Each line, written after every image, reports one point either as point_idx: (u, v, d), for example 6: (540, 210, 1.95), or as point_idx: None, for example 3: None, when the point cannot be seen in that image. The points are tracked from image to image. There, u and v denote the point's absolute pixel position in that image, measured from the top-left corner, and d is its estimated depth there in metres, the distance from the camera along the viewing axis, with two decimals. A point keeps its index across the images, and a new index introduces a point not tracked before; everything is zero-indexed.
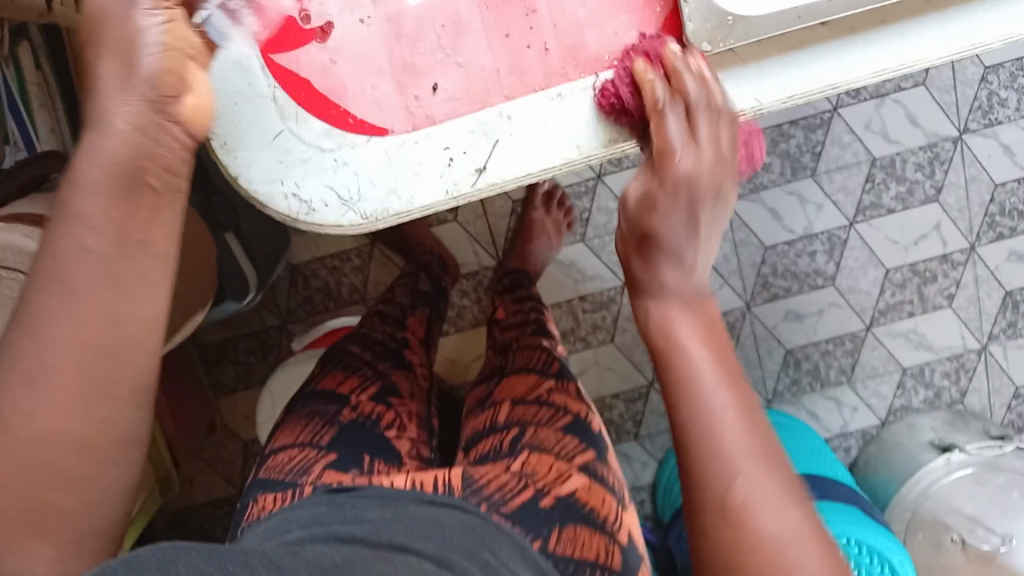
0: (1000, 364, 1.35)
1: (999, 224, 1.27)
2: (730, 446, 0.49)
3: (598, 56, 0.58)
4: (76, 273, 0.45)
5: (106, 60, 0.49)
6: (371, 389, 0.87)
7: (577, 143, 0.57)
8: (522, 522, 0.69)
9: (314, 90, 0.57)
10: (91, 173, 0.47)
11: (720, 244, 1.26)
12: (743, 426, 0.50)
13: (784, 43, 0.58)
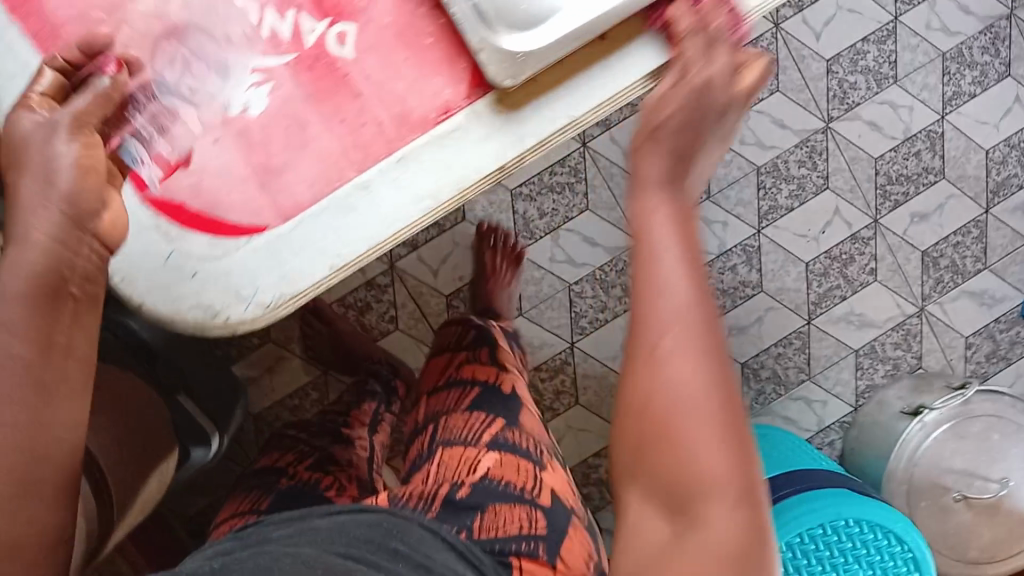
0: (944, 321, 1.40)
1: (892, 193, 1.35)
2: (680, 383, 0.46)
3: (424, 115, 0.58)
4: None
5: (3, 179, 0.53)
6: (308, 459, 1.03)
7: (427, 196, 0.58)
8: (447, 519, 0.86)
9: (193, 211, 0.59)
10: None
11: None
12: (686, 358, 0.46)
13: (589, 54, 0.60)
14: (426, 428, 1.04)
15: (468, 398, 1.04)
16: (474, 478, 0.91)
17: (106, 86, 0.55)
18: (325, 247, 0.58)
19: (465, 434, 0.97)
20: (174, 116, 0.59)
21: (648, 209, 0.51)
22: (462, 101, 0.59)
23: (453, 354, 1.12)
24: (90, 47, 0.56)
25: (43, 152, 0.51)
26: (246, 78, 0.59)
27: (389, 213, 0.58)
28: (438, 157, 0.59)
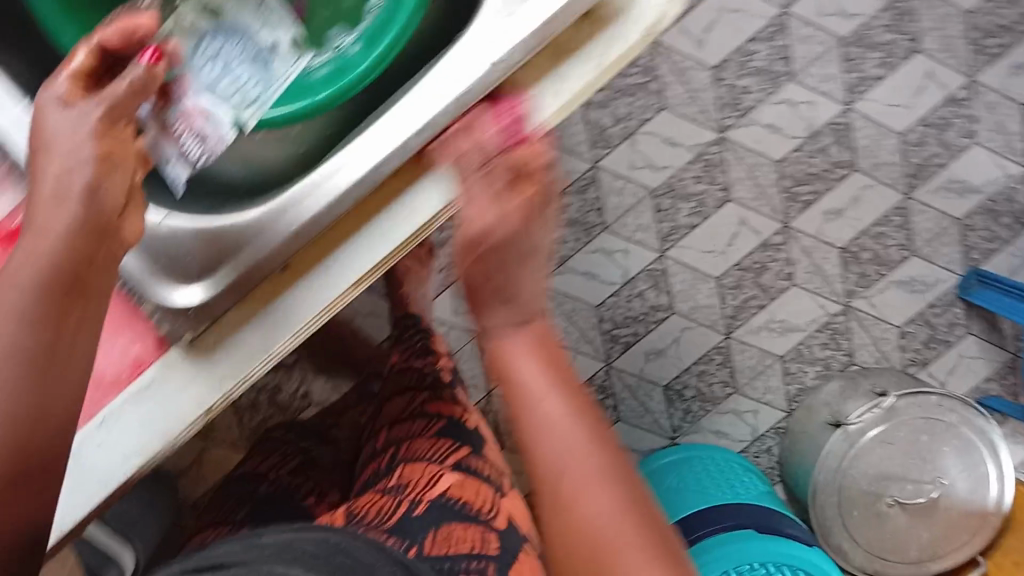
0: (874, 314, 1.34)
1: (800, 194, 1.29)
2: (574, 478, 0.56)
3: (111, 375, 0.57)
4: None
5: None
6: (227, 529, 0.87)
7: (128, 455, 0.57)
8: (398, 533, 0.69)
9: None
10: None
11: (554, 321, 1.28)
12: (553, 440, 0.58)
13: (279, 284, 0.60)
14: (381, 454, 0.81)
15: (431, 428, 0.83)
16: (431, 490, 0.74)
17: (143, 74, 0.53)
18: None
19: (428, 455, 0.79)
20: (207, 115, 0.61)
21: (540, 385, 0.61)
22: (153, 353, 0.58)
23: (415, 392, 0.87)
24: (138, 30, 0.54)
25: (65, 136, 0.51)
26: None
27: (100, 472, 0.56)
28: (133, 412, 0.58)
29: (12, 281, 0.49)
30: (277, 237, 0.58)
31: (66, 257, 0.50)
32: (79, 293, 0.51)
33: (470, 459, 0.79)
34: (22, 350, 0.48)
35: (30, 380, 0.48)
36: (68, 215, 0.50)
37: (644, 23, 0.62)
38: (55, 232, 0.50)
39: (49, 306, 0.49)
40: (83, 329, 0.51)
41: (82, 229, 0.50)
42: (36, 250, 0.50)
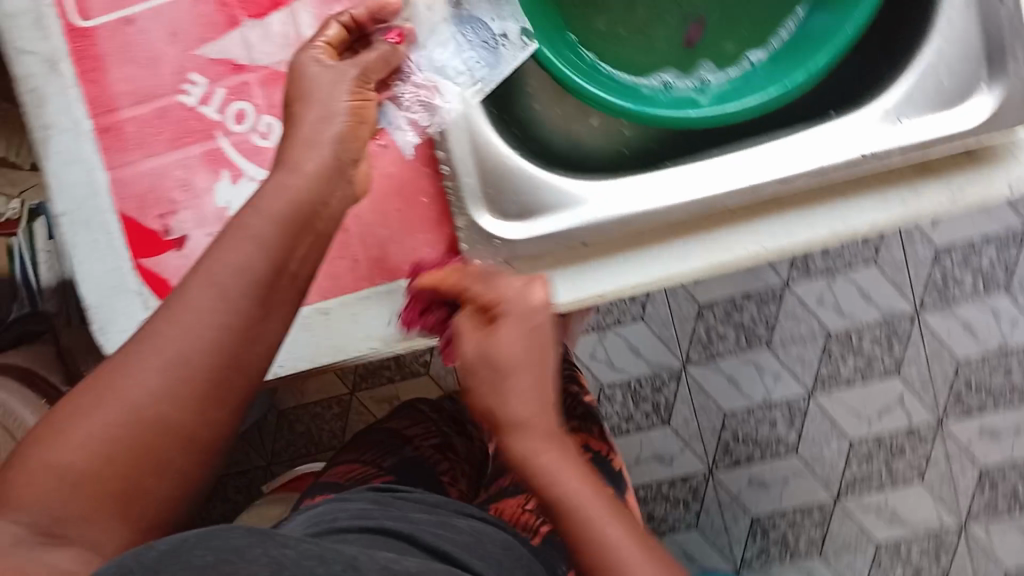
0: (985, 544, 1.29)
1: (966, 400, 1.26)
2: (608, 538, 0.55)
3: (396, 265, 0.59)
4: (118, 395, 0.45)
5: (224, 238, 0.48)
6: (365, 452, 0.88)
7: (372, 339, 0.59)
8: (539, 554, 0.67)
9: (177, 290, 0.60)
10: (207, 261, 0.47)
11: (680, 407, 1.29)
12: (586, 495, 0.56)
13: (560, 261, 0.58)
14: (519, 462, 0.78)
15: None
16: None
17: (387, 51, 0.55)
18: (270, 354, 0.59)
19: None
20: (435, 93, 0.58)
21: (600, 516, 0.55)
22: (437, 263, 0.59)
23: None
24: (385, 9, 0.56)
25: (325, 93, 0.52)
26: (254, 186, 0.60)
27: (345, 342, 0.59)
28: (396, 307, 0.59)
29: (239, 221, 0.49)
30: (593, 218, 0.57)
31: (299, 202, 0.49)
32: (301, 233, 0.49)
33: (614, 496, 0.76)
34: (237, 277, 0.47)
35: (235, 304, 0.46)
36: (313, 163, 0.51)
37: (1019, 183, 0.56)
38: (290, 180, 0.50)
39: (267, 243, 0.48)
40: (301, 272, 0.50)
41: (317, 176, 0.50)
42: (266, 195, 0.49)
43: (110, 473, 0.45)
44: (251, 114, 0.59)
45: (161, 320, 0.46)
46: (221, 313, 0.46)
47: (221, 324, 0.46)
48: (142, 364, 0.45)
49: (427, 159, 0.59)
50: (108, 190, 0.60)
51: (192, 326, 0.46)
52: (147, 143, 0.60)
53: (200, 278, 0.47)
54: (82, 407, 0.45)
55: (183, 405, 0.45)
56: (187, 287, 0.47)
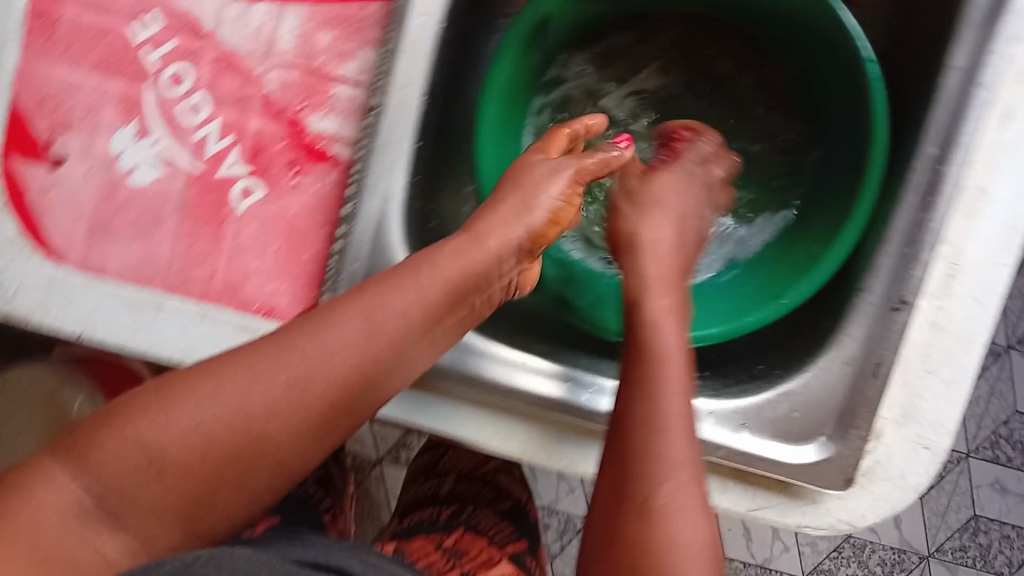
0: None
1: None
2: (670, 458, 0.46)
3: (248, 300, 0.57)
4: (240, 401, 0.43)
5: (409, 277, 0.48)
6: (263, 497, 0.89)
7: (190, 354, 0.58)
8: None
9: (22, 201, 0.57)
10: (388, 298, 0.47)
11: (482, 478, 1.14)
12: (674, 360, 0.49)
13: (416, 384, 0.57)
14: (447, 503, 0.94)
15: (498, 503, 0.96)
16: (488, 566, 0.84)
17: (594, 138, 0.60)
18: (90, 316, 0.57)
19: (488, 531, 0.91)
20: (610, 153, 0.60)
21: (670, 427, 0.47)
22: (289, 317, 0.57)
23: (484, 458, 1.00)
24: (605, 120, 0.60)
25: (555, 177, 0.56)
26: (154, 148, 0.57)
27: (160, 341, 0.57)
28: (227, 337, 0.57)
29: (399, 278, 0.48)
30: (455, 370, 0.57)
31: (468, 277, 0.50)
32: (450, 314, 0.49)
33: (523, 551, 0.90)
34: (386, 330, 0.47)
35: (371, 349, 0.46)
36: (476, 253, 0.50)
37: (803, 523, 0.58)
38: (469, 254, 0.50)
39: (419, 309, 0.48)
40: (435, 345, 0.49)
41: (483, 265, 0.50)
42: (426, 261, 0.49)
43: (186, 477, 0.42)
44: (188, 83, 0.56)
45: (288, 341, 0.45)
46: (355, 359, 0.46)
47: (344, 368, 0.45)
48: (272, 378, 0.44)
49: (326, 218, 0.57)
50: (10, 77, 0.57)
51: (335, 342, 0.45)
52: (73, 53, 0.56)
53: (346, 317, 0.46)
54: (189, 389, 0.43)
55: (285, 434, 0.44)
56: (326, 326, 0.46)
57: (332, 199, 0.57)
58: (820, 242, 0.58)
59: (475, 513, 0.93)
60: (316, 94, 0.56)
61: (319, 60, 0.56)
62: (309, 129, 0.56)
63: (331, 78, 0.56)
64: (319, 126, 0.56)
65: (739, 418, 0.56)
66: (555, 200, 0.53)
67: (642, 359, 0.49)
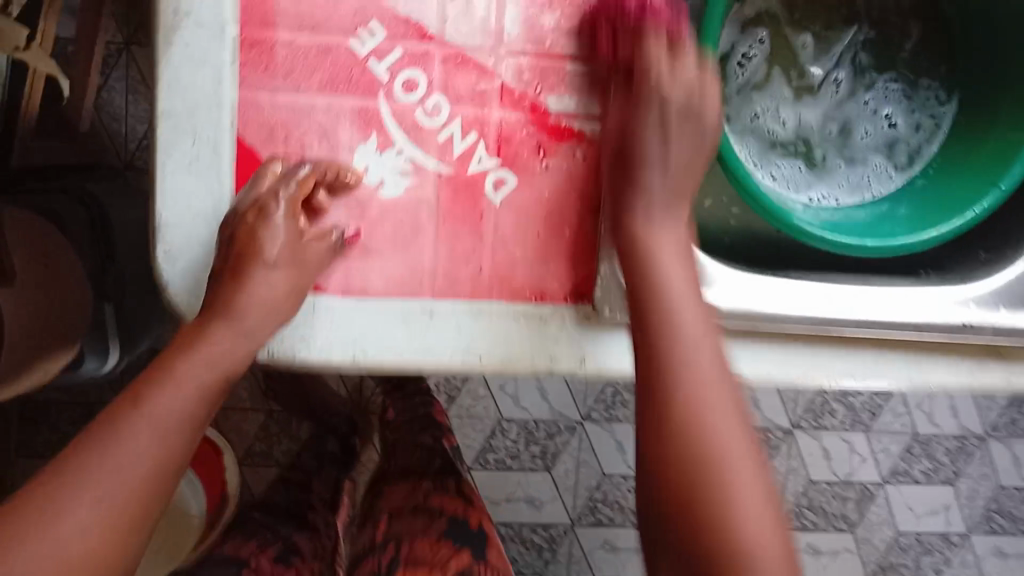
0: None
1: (805, 516, 1.31)
2: (721, 438, 0.46)
3: (519, 289, 0.57)
4: (53, 540, 0.44)
5: (162, 388, 0.49)
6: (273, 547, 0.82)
7: (474, 353, 0.57)
8: None
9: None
10: (158, 405, 0.48)
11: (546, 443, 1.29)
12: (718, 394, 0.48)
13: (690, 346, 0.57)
14: (383, 547, 0.81)
15: (435, 526, 0.81)
16: None
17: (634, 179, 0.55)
18: (361, 339, 0.56)
19: (426, 560, 0.77)
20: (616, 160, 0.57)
21: (715, 408, 0.47)
22: (560, 297, 0.58)
23: (419, 477, 0.90)
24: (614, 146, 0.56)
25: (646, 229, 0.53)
26: (399, 158, 0.55)
27: (437, 347, 0.57)
28: (504, 326, 0.58)
29: (133, 407, 0.48)
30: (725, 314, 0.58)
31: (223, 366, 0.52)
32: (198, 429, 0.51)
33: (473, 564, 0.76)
34: (141, 468, 0.47)
35: (161, 458, 0.48)
36: (224, 358, 0.52)
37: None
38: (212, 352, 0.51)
39: (176, 436, 0.49)
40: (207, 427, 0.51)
41: (252, 340, 0.52)
42: (159, 397, 0.49)
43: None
44: (423, 87, 0.55)
45: (56, 506, 0.45)
46: (125, 509, 0.46)
47: (145, 474, 0.47)
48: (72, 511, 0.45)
49: (580, 192, 0.57)
50: (234, 110, 0.54)
51: (124, 460, 0.46)
52: (296, 77, 0.54)
53: (115, 456, 0.46)
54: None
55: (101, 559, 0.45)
56: (103, 450, 0.46)
57: (582, 175, 0.57)
58: (1016, 128, 0.63)
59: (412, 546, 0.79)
60: (551, 76, 0.56)
61: (549, 42, 0.56)
62: (550, 110, 0.56)
63: (562, 56, 0.56)
64: (559, 105, 0.56)
65: (994, 299, 0.60)
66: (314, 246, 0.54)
67: (653, 353, 0.49)
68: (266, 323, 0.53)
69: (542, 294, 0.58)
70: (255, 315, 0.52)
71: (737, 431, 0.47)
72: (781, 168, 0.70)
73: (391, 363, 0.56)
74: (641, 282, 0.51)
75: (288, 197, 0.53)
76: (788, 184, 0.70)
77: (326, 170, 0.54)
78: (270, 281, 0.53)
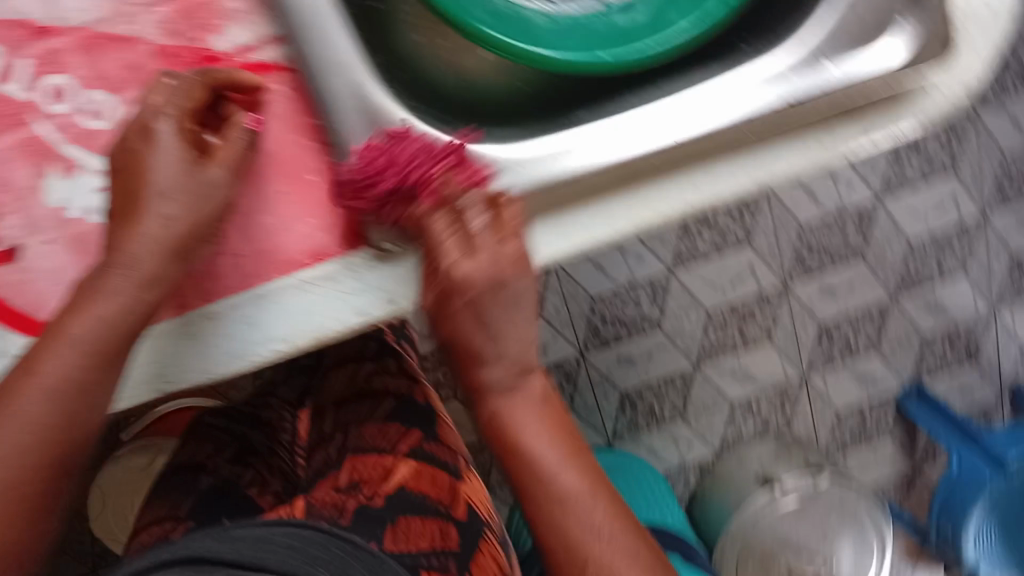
0: (824, 394, 1.37)
1: (807, 262, 1.29)
2: (570, 507, 0.62)
3: (290, 257, 0.51)
4: None
5: (57, 358, 0.46)
6: (227, 452, 0.79)
7: (274, 340, 0.51)
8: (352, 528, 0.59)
9: (16, 313, 0.48)
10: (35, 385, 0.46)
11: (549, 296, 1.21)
12: (579, 479, 0.62)
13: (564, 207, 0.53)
14: (333, 437, 0.74)
15: (380, 409, 0.73)
16: (387, 482, 0.65)
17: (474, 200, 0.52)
18: (157, 370, 0.52)
19: (379, 445, 0.69)
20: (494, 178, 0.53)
21: (575, 489, 0.62)
22: (338, 249, 0.52)
23: (359, 363, 0.79)
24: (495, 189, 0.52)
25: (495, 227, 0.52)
26: (92, 177, 0.49)
27: (235, 349, 0.51)
28: (294, 299, 0.51)
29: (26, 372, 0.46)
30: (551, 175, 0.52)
31: (105, 340, 0.47)
32: (99, 390, 0.48)
33: (426, 443, 0.69)
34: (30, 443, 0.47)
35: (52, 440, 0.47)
36: (108, 331, 0.46)
37: (928, 116, 0.56)
38: (91, 314, 0.46)
39: (61, 419, 0.47)
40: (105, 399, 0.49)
41: (129, 310, 0.47)
42: (47, 362, 0.46)
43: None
44: (74, 90, 0.49)
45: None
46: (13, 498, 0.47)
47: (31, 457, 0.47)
48: None
49: (306, 128, 0.52)
50: None
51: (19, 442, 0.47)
52: None
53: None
54: None
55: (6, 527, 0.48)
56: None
57: (299, 109, 0.52)
58: None
59: (359, 431, 0.72)
60: (204, 15, 0.50)
61: None
62: (222, 54, 0.50)
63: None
64: (231, 42, 0.51)
65: (817, 57, 0.54)
66: (174, 182, 0.47)
67: (513, 455, 0.62)
68: (164, 267, 0.47)
69: (318, 254, 0.52)
70: (143, 261, 0.47)
71: (579, 470, 0.63)
72: None
73: (195, 382, 0.52)
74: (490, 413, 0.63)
75: (170, 112, 0.47)
76: None
77: (227, 79, 0.49)
78: (149, 236, 0.47)
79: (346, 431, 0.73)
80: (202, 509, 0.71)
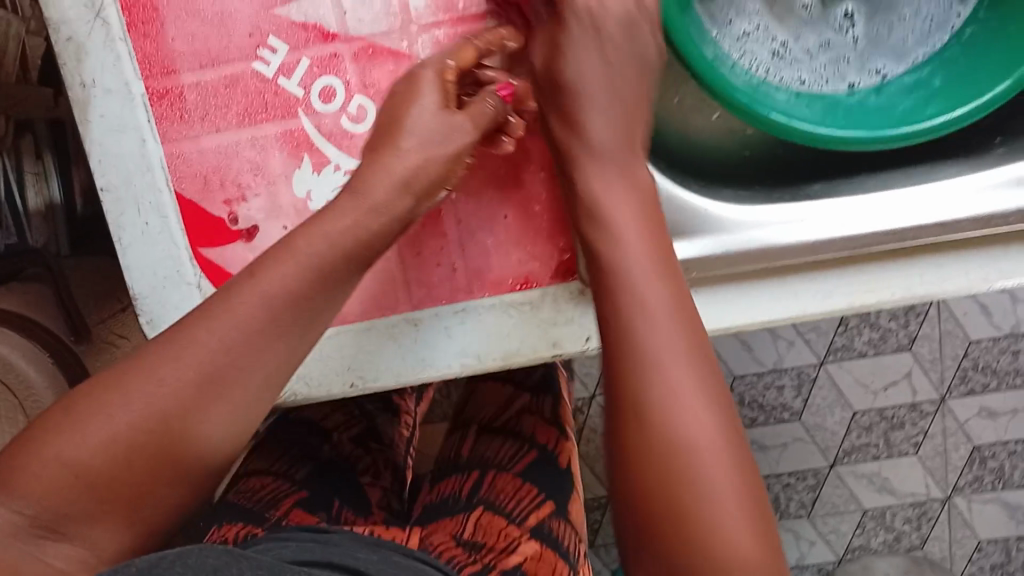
0: (965, 516, 1.18)
1: (972, 379, 1.13)
2: (705, 476, 0.41)
3: (499, 278, 0.53)
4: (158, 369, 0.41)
5: (310, 240, 0.44)
6: (360, 424, 0.82)
7: (468, 356, 0.54)
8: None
9: None
10: (275, 268, 0.43)
11: None
12: (714, 438, 0.41)
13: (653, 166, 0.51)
14: (464, 472, 0.75)
15: (522, 459, 0.75)
16: (508, 556, 0.65)
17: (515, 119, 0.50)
18: (354, 364, 0.54)
19: (510, 505, 0.70)
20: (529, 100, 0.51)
21: (705, 439, 0.41)
22: (547, 278, 0.53)
23: (511, 393, 0.81)
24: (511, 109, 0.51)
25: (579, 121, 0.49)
26: (337, 174, 0.51)
27: (431, 359, 0.54)
28: (494, 321, 0.54)
29: (249, 277, 0.43)
30: (774, 244, 0.51)
31: (360, 231, 0.45)
32: (313, 306, 0.44)
33: (554, 518, 0.69)
34: (241, 339, 0.42)
35: (272, 323, 0.42)
36: (333, 247, 0.44)
37: None
38: (340, 213, 0.45)
39: (285, 304, 0.43)
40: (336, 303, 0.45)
41: (377, 215, 0.45)
42: (269, 271, 0.43)
43: (99, 508, 0.39)
44: (341, 94, 0.50)
45: (123, 375, 0.41)
46: (216, 374, 0.41)
47: (246, 330, 0.42)
48: (159, 362, 0.41)
49: (543, 162, 0.53)
50: (164, 168, 0.51)
51: (241, 316, 0.42)
52: (212, 118, 0.51)
53: (204, 326, 0.42)
54: (110, 382, 0.41)
55: (196, 411, 0.41)
56: (219, 302, 0.42)
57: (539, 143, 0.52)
58: None
59: (494, 478, 0.73)
60: None
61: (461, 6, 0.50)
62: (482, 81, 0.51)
63: (478, 19, 0.50)
64: (492, 72, 0.50)
65: None
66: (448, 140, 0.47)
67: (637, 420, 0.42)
68: (398, 197, 0.46)
69: (526, 280, 0.53)
70: (381, 189, 0.46)
71: (739, 481, 0.41)
72: (811, 66, 0.58)
73: (390, 381, 0.54)
74: (658, 409, 0.42)
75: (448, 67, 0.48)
76: (820, 83, 0.58)
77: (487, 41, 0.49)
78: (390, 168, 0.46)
79: (481, 472, 0.74)
80: (315, 482, 0.74)
